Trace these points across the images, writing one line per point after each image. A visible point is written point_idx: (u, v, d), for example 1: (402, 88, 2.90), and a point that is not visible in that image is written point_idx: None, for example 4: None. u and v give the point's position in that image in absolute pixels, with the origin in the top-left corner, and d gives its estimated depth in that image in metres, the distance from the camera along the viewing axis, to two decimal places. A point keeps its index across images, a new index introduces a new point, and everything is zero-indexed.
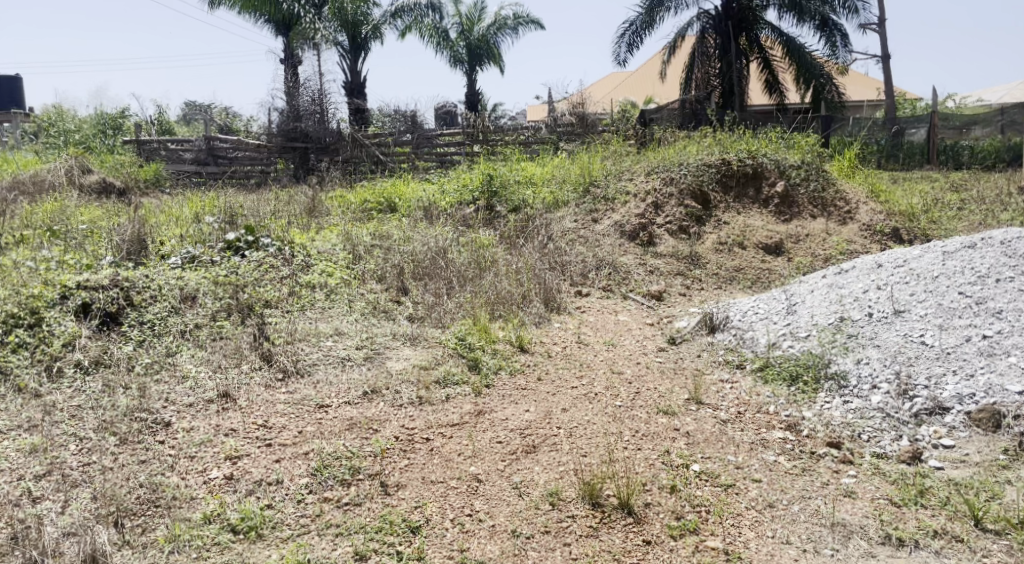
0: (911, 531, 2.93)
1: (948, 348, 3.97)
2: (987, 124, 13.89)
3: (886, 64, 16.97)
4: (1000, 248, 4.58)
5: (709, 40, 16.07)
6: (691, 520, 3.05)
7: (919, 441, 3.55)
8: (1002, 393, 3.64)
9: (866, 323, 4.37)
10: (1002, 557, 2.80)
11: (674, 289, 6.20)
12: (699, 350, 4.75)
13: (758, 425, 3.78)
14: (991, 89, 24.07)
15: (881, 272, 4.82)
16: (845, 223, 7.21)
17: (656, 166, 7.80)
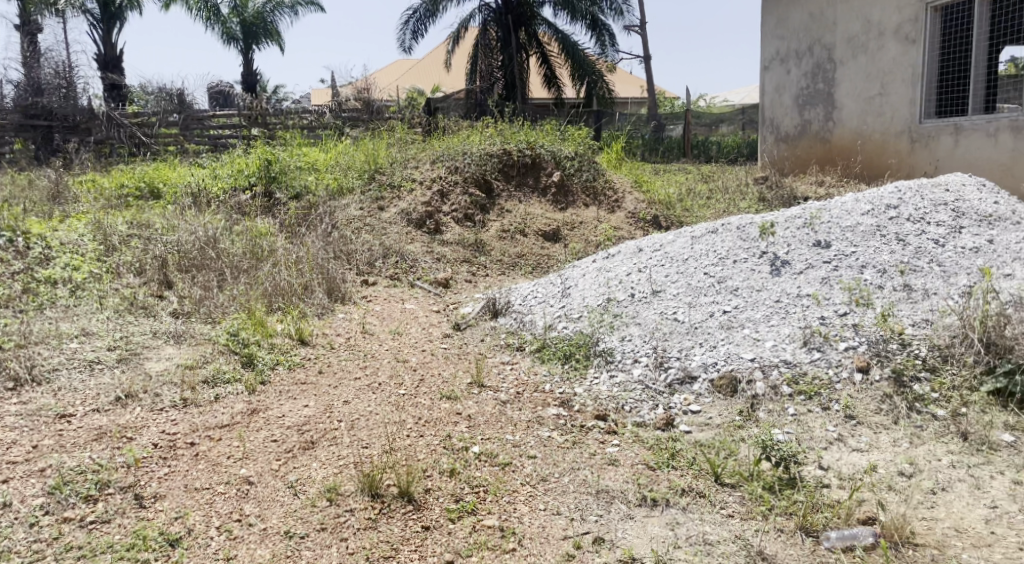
0: (664, 492, 3.20)
1: (696, 323, 4.38)
2: (731, 123, 15.47)
3: (648, 65, 18.32)
4: (737, 231, 5.11)
5: (491, 32, 16.41)
6: (469, 501, 3.12)
7: (672, 408, 3.88)
8: (738, 360, 4.07)
9: (629, 303, 4.71)
10: (737, 507, 3.11)
11: (460, 276, 6.30)
12: (482, 335, 4.87)
13: (534, 404, 3.95)
14: (734, 92, 26.85)
15: (642, 256, 5.23)
16: (613, 211, 7.73)
17: (439, 155, 7.87)
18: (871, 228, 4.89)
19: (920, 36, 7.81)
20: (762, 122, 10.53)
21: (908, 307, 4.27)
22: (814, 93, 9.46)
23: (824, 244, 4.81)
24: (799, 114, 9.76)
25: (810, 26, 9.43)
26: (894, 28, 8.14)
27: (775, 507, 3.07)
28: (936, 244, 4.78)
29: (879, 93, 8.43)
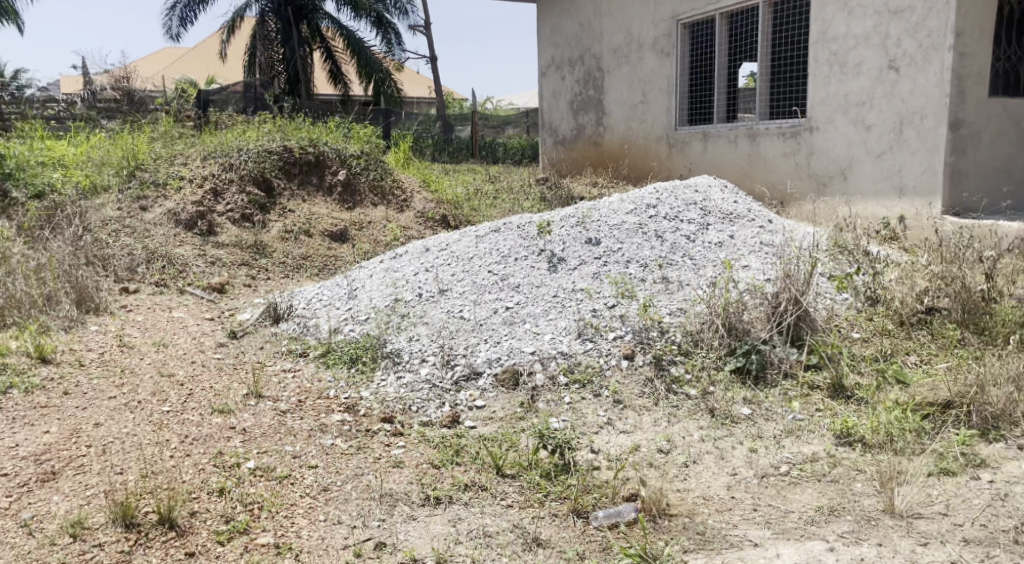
0: (446, 490, 3.24)
1: (481, 320, 4.49)
2: (517, 125, 15.97)
3: (434, 65, 18.47)
4: (517, 230, 5.31)
5: (270, 24, 15.73)
6: (240, 521, 2.98)
7: (457, 405, 3.94)
8: (520, 354, 4.22)
9: (416, 302, 4.75)
10: (517, 497, 3.22)
11: (238, 280, 5.99)
12: (261, 343, 4.66)
13: (317, 412, 3.85)
14: (518, 95, 27.84)
15: (428, 255, 5.29)
16: (402, 211, 7.73)
17: (211, 151, 7.44)
18: (633, 226, 5.28)
19: (672, 50, 8.52)
20: (542, 126, 11.07)
21: (666, 298, 4.66)
22: (586, 99, 10.06)
23: (594, 241, 5.13)
24: (573, 118, 10.35)
25: (579, 35, 10.00)
26: (652, 41, 8.81)
27: (551, 494, 3.22)
28: (689, 239, 5.26)
29: (642, 100, 9.10)
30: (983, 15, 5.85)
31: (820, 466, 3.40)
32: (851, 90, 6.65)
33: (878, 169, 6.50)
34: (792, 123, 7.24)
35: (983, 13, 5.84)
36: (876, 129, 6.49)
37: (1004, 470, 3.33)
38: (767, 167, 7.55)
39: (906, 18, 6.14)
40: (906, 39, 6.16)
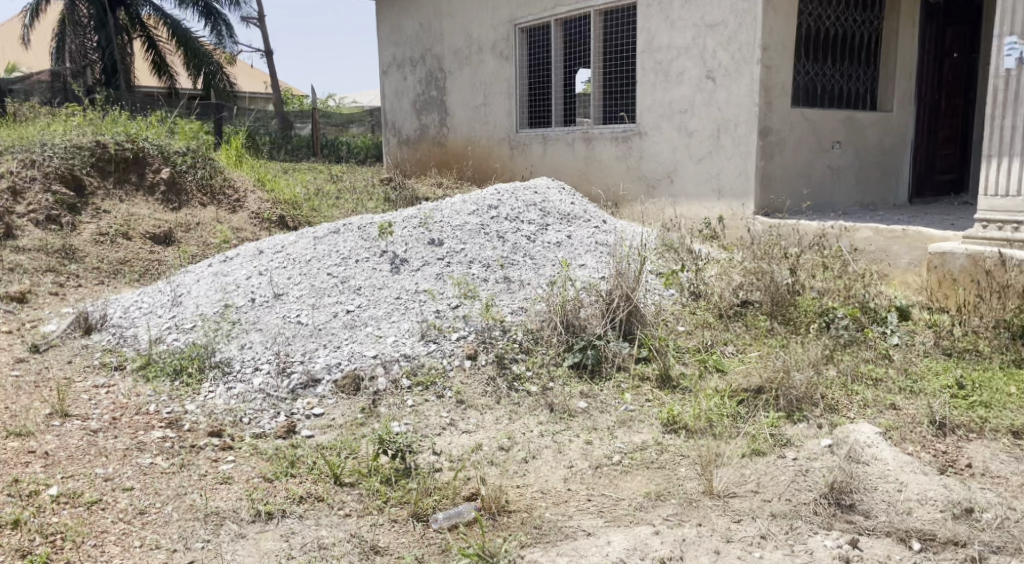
0: (279, 503, 3.15)
1: (319, 325, 4.39)
2: (360, 124, 15.70)
3: (270, 59, 17.82)
4: (357, 232, 5.26)
5: (82, 11, 14.68)
6: (40, 553, 2.79)
7: (294, 414, 3.82)
8: (361, 358, 4.16)
9: (248, 308, 4.59)
10: (354, 506, 3.18)
11: (43, 288, 5.51)
12: (70, 356, 4.38)
13: (134, 429, 3.63)
14: (362, 93, 27.39)
15: (262, 259, 5.14)
16: (234, 211, 7.41)
17: (10, 147, 6.80)
18: (476, 227, 5.38)
19: (511, 53, 8.70)
20: (385, 125, 10.97)
21: (507, 297, 4.76)
22: (428, 99, 10.06)
23: (437, 242, 5.17)
24: (416, 118, 10.33)
25: (420, 35, 9.99)
26: (491, 44, 8.95)
27: (391, 499, 3.20)
28: (529, 240, 5.40)
29: (483, 102, 9.21)
30: (786, 32, 6.37)
31: (648, 454, 3.58)
32: (675, 98, 7.06)
33: (701, 172, 6.92)
34: (623, 128, 7.58)
35: (785, 29, 6.37)
36: (697, 135, 6.91)
37: (806, 448, 3.66)
38: (602, 169, 7.87)
39: (720, 31, 6.60)
40: (722, 51, 6.61)
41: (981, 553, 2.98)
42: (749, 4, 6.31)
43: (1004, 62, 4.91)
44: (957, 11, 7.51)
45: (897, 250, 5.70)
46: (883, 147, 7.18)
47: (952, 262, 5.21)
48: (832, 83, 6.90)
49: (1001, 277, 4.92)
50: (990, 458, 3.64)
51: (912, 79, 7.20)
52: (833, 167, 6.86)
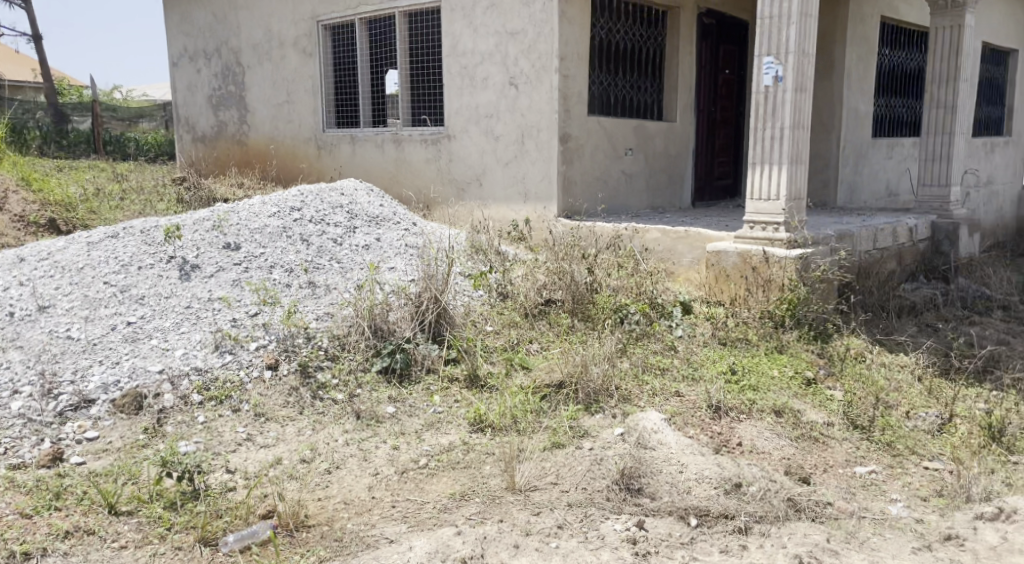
0: (39, 541, 2.87)
1: (94, 339, 4.06)
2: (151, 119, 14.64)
3: (40, 45, 16.16)
4: (140, 237, 4.94)
5: None
6: None
7: (61, 440, 3.50)
8: (144, 374, 3.88)
9: (6, 324, 4.18)
10: (131, 536, 2.96)
11: None
12: None
13: None
14: (153, 86, 25.59)
15: (23, 268, 4.70)
16: None
17: None
18: (277, 229, 5.22)
19: (314, 51, 8.47)
20: (177, 120, 10.30)
21: (311, 303, 4.62)
22: (225, 95, 9.57)
23: (233, 247, 4.96)
24: (212, 114, 9.79)
25: (214, 27, 9.49)
26: (292, 40, 8.67)
27: (175, 525, 3.00)
28: (335, 243, 5.29)
29: (286, 100, 8.89)
30: (581, 43, 6.68)
31: (454, 455, 3.62)
32: (480, 103, 7.19)
33: (507, 176, 7.10)
34: (432, 131, 7.61)
35: (580, 41, 6.68)
36: (502, 140, 7.08)
37: (601, 438, 3.89)
38: (410, 172, 7.86)
39: (520, 39, 6.81)
40: (523, 58, 6.81)
41: (747, 523, 3.31)
42: (546, 14, 6.56)
43: (763, 79, 5.45)
44: (727, 32, 8.25)
45: (681, 250, 6.15)
46: (670, 155, 7.71)
47: (725, 259, 5.69)
48: (623, 93, 7.32)
49: (765, 272, 5.45)
50: (757, 436, 4.15)
51: (693, 92, 7.79)
52: (626, 173, 7.28)
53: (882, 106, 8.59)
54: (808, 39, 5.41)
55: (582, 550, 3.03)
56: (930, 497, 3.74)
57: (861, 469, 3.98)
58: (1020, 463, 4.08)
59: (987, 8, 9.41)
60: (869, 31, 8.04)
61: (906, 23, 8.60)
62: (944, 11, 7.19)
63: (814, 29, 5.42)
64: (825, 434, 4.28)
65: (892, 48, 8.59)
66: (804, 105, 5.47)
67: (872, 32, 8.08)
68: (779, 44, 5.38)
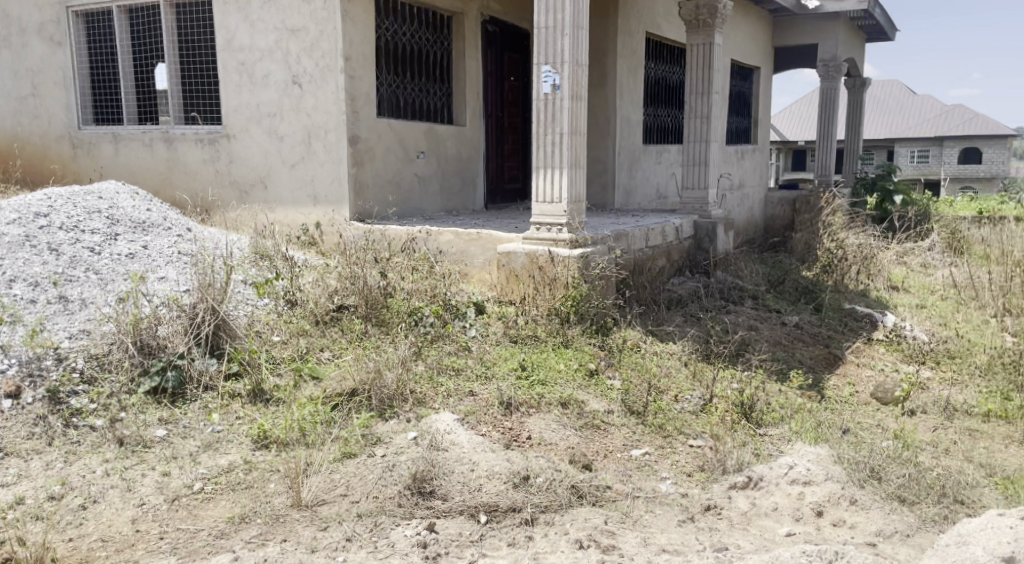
0: None
1: None
2: None
3: None
4: None
5: None
6: None
7: None
8: None
9: None
10: None
11: None
12: None
13: None
14: None
15: None
16: None
17: None
18: (18, 238, 4.68)
19: (64, 39, 7.68)
20: None
21: (63, 320, 4.16)
22: None
23: None
24: None
25: None
26: (37, 27, 7.80)
27: None
28: (92, 252, 4.82)
29: (31, 93, 7.97)
30: (366, 44, 6.57)
31: (234, 476, 3.41)
32: (260, 101, 6.86)
33: (293, 178, 6.83)
34: (208, 129, 7.16)
35: (364, 42, 6.56)
36: (286, 141, 6.80)
37: (394, 443, 3.84)
38: (184, 174, 7.33)
39: (301, 37, 6.57)
40: (305, 57, 6.59)
41: (533, 514, 3.43)
42: (327, 13, 6.39)
43: (542, 87, 5.65)
44: (509, 39, 8.49)
45: (472, 251, 6.19)
46: (461, 157, 7.79)
47: (515, 260, 5.83)
48: (412, 96, 7.29)
49: (550, 271, 5.64)
50: (545, 428, 4.32)
51: (479, 96, 7.92)
52: (419, 176, 7.25)
53: (650, 115, 9.24)
54: (580, 49, 5.68)
55: (370, 561, 2.98)
56: (693, 473, 4.11)
57: (636, 451, 4.26)
58: (766, 435, 4.58)
59: (733, 29, 10.42)
60: (636, 44, 8.61)
61: (668, 39, 9.30)
62: (698, 30, 7.85)
63: (586, 40, 5.71)
64: (606, 421, 4.53)
65: (656, 61, 9.26)
66: (580, 112, 5.73)
67: (639, 46, 8.66)
68: (555, 54, 5.60)
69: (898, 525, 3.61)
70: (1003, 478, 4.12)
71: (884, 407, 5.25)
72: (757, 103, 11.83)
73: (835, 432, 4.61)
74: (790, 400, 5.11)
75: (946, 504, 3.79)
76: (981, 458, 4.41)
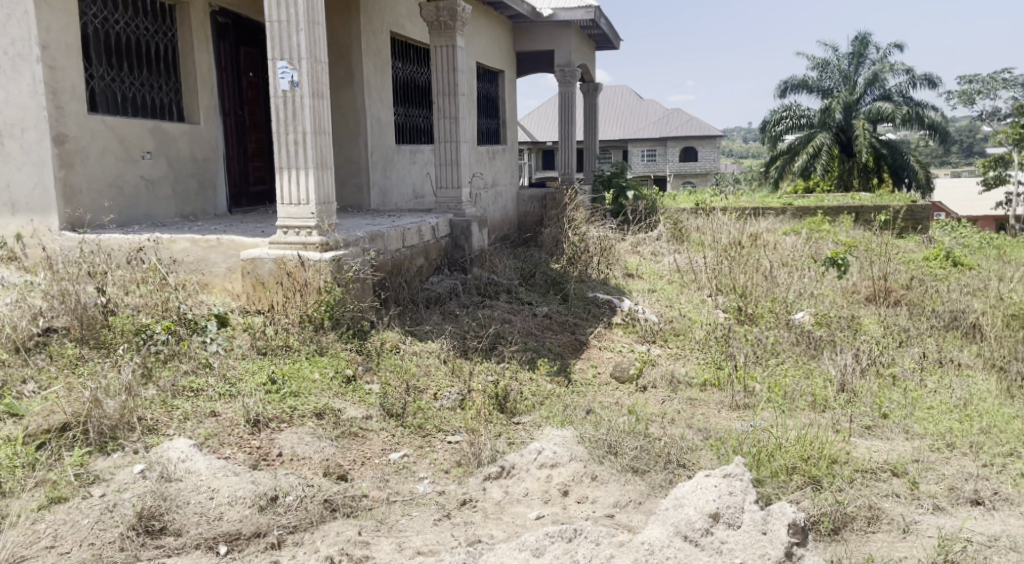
0: None
1: None
2: None
3: None
4: None
5: None
6: None
7: None
8: None
9: None
10: None
11: None
12: None
13: None
14: None
15: None
16: None
17: None
18: None
19: None
20: None
21: None
22: None
23: None
24: None
25: None
26: None
27: None
28: None
29: None
30: (68, 32, 5.82)
31: None
32: None
33: None
34: None
35: (66, 30, 5.81)
36: None
37: (117, 480, 3.46)
38: None
39: None
40: None
41: (280, 537, 3.23)
42: None
43: (279, 84, 5.35)
44: (244, 33, 7.99)
45: (212, 259, 5.72)
46: (195, 158, 7.19)
47: (261, 267, 5.48)
48: (132, 92, 6.60)
49: (300, 276, 5.36)
50: (298, 442, 4.08)
51: (213, 93, 7.37)
52: (144, 178, 6.58)
53: (400, 115, 9.16)
54: (318, 46, 5.44)
55: None
56: (450, 469, 4.10)
57: (394, 455, 4.16)
58: (519, 424, 4.69)
59: (475, 30, 10.66)
60: (380, 43, 8.48)
61: (413, 40, 9.27)
62: (440, 31, 7.90)
63: (323, 37, 5.49)
64: (364, 428, 4.38)
65: (403, 61, 9.19)
66: (323, 111, 5.51)
67: (384, 45, 8.54)
68: (292, 50, 5.33)
69: (631, 494, 3.86)
70: (715, 439, 4.47)
71: (621, 385, 5.63)
72: (503, 105, 12.21)
73: (579, 414, 4.84)
74: (540, 387, 5.30)
75: (671, 470, 4.11)
76: (700, 423, 4.86)
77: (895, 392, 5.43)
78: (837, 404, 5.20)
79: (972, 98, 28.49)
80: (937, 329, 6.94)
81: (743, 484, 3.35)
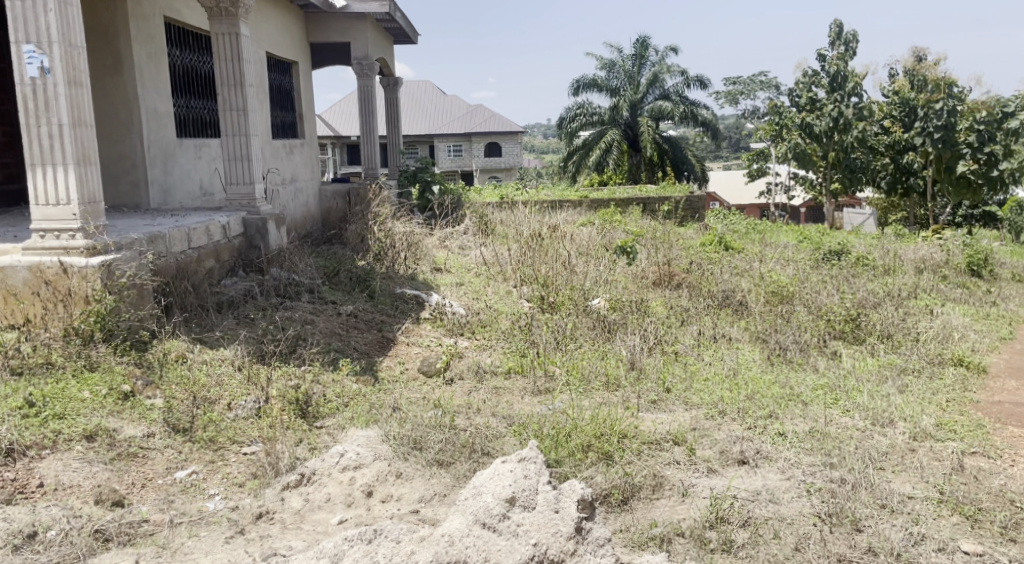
0: None
1: None
2: None
3: None
4: None
5: None
6: None
7: None
8: None
9: None
10: None
11: None
12: None
13: None
14: None
15: None
16: None
17: None
18: None
19: None
20: None
21: None
22: None
23: None
24: None
25: None
26: None
27: None
28: None
29: None
30: None
31: None
32: None
33: None
34: None
35: None
36: None
37: None
38: None
39: None
40: None
41: None
42: None
43: (26, 70, 4.78)
44: None
45: None
46: None
47: (13, 277, 4.89)
48: None
49: (63, 285, 4.85)
50: (63, 470, 3.70)
51: None
52: None
53: (181, 107, 8.53)
54: (73, 29, 4.91)
55: None
56: (245, 482, 3.89)
57: (181, 474, 3.87)
58: (322, 428, 4.53)
59: (261, 19, 10.15)
60: (152, 29, 7.84)
61: (191, 27, 8.66)
62: (220, 18, 7.42)
63: (78, 19, 4.95)
64: (144, 446, 4.04)
65: (181, 49, 8.56)
66: (82, 101, 4.98)
67: (156, 31, 7.91)
68: (40, 32, 4.78)
69: (436, 488, 3.86)
70: (518, 425, 4.57)
71: (429, 379, 5.61)
72: (298, 98, 11.75)
73: (385, 412, 4.75)
74: (345, 387, 5.16)
75: (475, 459, 4.15)
76: (503, 410, 4.95)
77: (676, 366, 5.84)
78: (627, 382, 5.50)
79: (736, 98, 31.29)
80: (712, 307, 7.54)
81: (538, 467, 3.44)
